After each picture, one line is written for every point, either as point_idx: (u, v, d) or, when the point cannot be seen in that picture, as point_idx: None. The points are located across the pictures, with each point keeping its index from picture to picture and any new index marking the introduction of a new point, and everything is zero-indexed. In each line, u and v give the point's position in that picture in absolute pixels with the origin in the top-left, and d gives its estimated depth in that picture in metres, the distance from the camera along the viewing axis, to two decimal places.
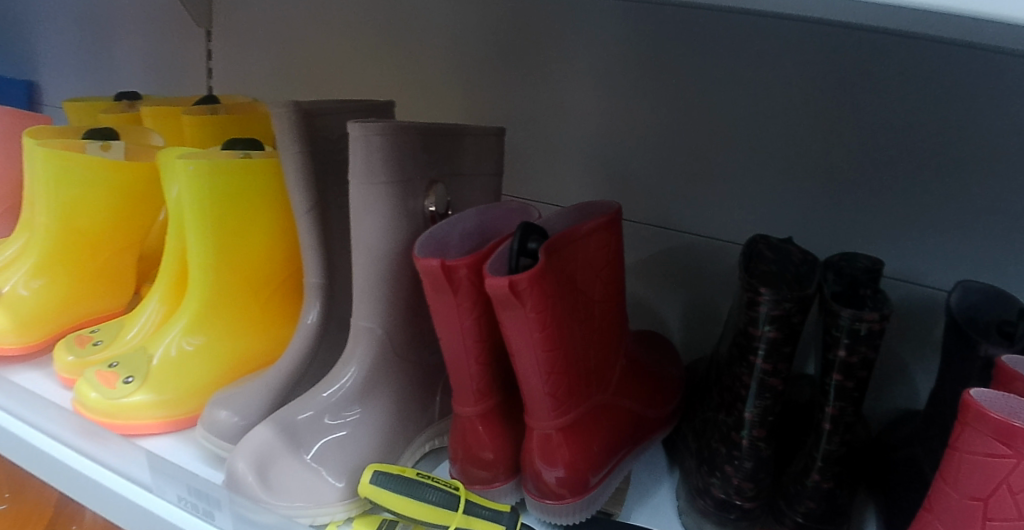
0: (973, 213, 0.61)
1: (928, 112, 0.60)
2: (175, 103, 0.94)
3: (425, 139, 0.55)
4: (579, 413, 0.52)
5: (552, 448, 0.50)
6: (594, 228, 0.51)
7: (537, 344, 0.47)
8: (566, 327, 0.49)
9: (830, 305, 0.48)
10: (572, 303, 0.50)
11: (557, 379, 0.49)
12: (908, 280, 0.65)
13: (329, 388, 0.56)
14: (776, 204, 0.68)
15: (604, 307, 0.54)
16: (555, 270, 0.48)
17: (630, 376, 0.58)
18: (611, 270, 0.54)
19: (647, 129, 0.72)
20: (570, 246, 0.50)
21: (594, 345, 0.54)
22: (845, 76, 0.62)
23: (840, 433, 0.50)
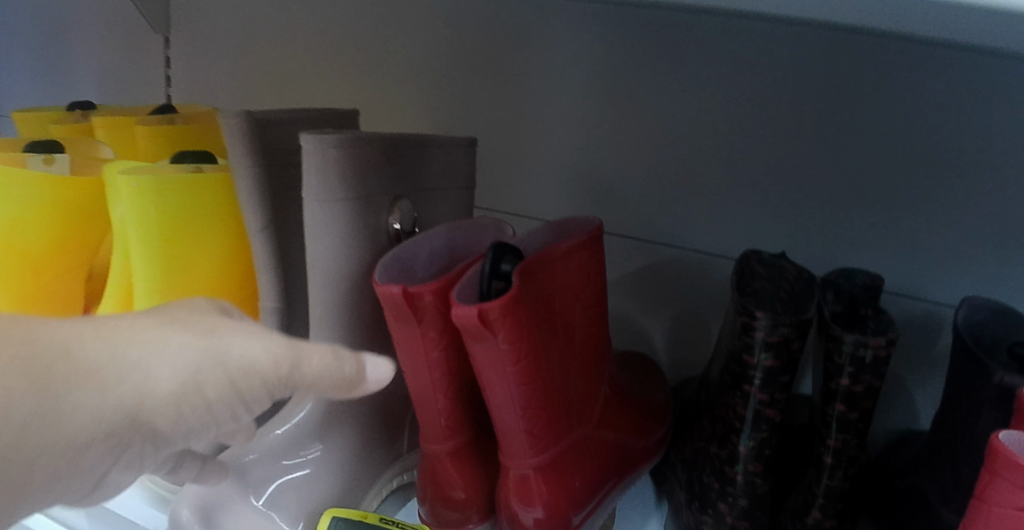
0: (972, 224, 0.58)
1: (922, 120, 0.57)
2: (130, 112, 0.89)
3: (385, 152, 0.50)
4: (559, 450, 0.47)
5: (530, 489, 0.46)
6: (573, 247, 0.47)
7: (511, 379, 0.42)
8: (543, 357, 0.44)
9: (831, 330, 0.44)
10: (549, 330, 0.46)
11: (534, 414, 0.44)
12: (906, 296, 0.62)
13: (281, 426, 0.50)
14: (765, 215, 0.65)
15: (585, 333, 0.50)
16: (531, 295, 0.43)
17: (614, 404, 0.54)
18: (593, 291, 0.50)
19: (629, 137, 0.68)
20: (547, 269, 0.45)
21: (575, 374, 0.49)
22: (836, 81, 0.59)
23: (842, 468, 0.45)
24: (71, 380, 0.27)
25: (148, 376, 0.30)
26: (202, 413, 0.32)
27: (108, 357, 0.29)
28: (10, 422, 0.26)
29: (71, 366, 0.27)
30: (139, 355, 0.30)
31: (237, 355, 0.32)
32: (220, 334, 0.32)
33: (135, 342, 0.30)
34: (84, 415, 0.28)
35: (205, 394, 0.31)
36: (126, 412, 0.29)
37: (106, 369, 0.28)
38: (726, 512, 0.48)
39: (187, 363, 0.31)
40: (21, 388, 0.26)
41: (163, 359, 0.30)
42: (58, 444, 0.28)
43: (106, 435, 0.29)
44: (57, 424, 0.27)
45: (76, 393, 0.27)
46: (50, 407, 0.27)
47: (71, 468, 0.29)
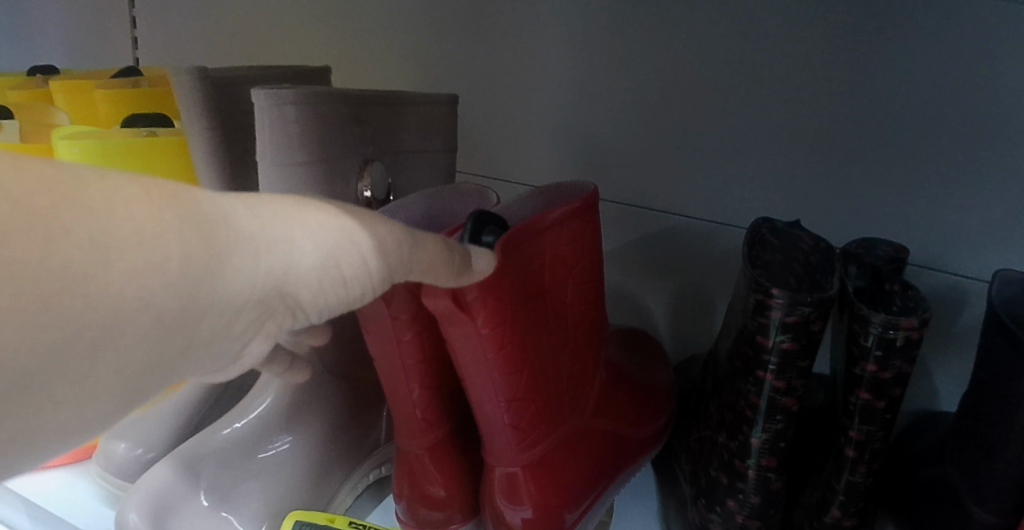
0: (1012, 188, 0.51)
1: (953, 67, 0.50)
2: (92, 75, 0.83)
3: (351, 109, 0.44)
4: (549, 444, 0.43)
5: (517, 489, 0.41)
6: (563, 217, 0.41)
7: (492, 368, 0.37)
8: (528, 343, 0.39)
9: (855, 309, 0.39)
10: (536, 311, 0.40)
11: (519, 407, 0.39)
12: (935, 268, 0.55)
13: (242, 418, 0.45)
14: (773, 181, 0.58)
15: (578, 314, 0.45)
16: (513, 272, 0.38)
17: (612, 390, 0.49)
18: (587, 267, 0.44)
19: (623, 96, 0.62)
20: (532, 242, 0.40)
21: (567, 360, 0.44)
22: (857, 26, 0.51)
23: (866, 462, 0.41)
24: (221, 240, 0.20)
25: (297, 249, 0.23)
26: (337, 291, 0.26)
27: (255, 222, 0.22)
28: (179, 289, 0.19)
29: (224, 230, 0.21)
30: (284, 223, 0.23)
31: (368, 234, 0.26)
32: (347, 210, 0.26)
33: (276, 214, 0.23)
34: (232, 290, 0.21)
35: (342, 272, 0.25)
36: (268, 286, 0.23)
37: (253, 239, 0.22)
38: (735, 510, 0.43)
39: (326, 237, 0.24)
40: (174, 249, 0.19)
41: (308, 228, 0.24)
42: (208, 317, 0.21)
43: (249, 316, 0.23)
44: (212, 292, 0.20)
45: (230, 260, 0.21)
46: (211, 274, 0.20)
47: (211, 349, 0.22)
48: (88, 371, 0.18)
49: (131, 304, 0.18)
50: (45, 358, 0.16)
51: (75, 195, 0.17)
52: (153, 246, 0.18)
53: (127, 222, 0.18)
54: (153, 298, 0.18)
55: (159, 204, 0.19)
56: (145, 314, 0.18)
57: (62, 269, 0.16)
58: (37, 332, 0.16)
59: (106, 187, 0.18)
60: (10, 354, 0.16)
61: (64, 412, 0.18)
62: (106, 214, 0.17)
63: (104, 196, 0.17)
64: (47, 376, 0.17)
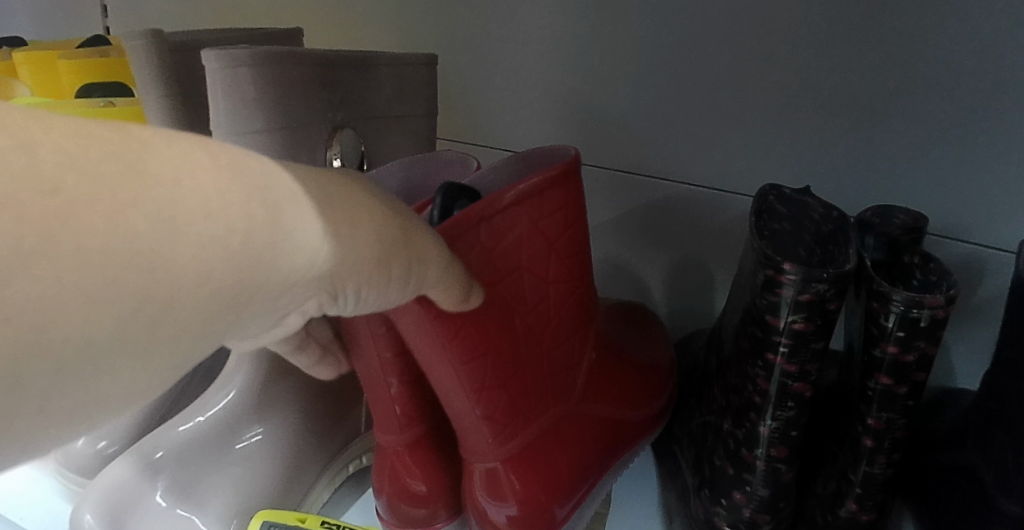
0: None
1: (976, 12, 0.43)
2: (59, 45, 0.78)
3: (316, 70, 0.40)
4: (532, 433, 0.40)
5: (499, 484, 0.38)
6: (543, 184, 0.36)
7: (450, 357, 0.34)
8: (491, 329, 0.35)
9: (875, 284, 0.35)
10: (510, 292, 0.36)
11: (487, 398, 0.36)
12: (957, 238, 0.49)
13: (206, 410, 0.43)
14: (774, 144, 0.53)
15: (568, 293, 0.40)
16: (473, 252, 0.34)
17: (611, 369, 0.46)
18: (576, 240, 0.39)
19: (614, 55, 0.57)
20: (504, 215, 0.34)
21: (552, 343, 0.40)
22: None
23: (885, 453, 0.37)
24: (290, 216, 0.21)
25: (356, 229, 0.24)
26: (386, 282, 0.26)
27: (316, 202, 0.23)
28: (238, 261, 0.20)
29: (286, 209, 0.21)
30: (341, 208, 0.24)
31: (428, 237, 0.28)
32: (393, 203, 0.27)
33: (344, 198, 0.24)
34: (289, 265, 0.22)
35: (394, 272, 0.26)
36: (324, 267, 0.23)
37: (319, 218, 0.22)
38: (743, 503, 0.40)
39: (384, 225, 0.25)
40: (237, 218, 0.19)
41: (356, 213, 0.24)
42: (264, 288, 0.21)
43: (297, 290, 0.23)
44: (273, 264, 0.21)
45: (293, 236, 0.21)
46: (270, 254, 0.21)
47: (260, 315, 0.22)
48: (147, 340, 0.18)
49: (196, 271, 0.18)
50: (109, 328, 0.17)
51: (144, 166, 0.17)
52: (213, 221, 0.19)
53: (196, 195, 0.18)
54: (214, 266, 0.19)
55: (224, 177, 0.19)
56: (200, 288, 0.18)
57: (130, 232, 0.16)
58: (111, 297, 0.16)
59: (178, 161, 0.18)
60: (81, 319, 0.16)
61: (120, 384, 0.18)
62: (175, 186, 0.18)
63: (176, 171, 0.18)
64: (111, 343, 0.17)
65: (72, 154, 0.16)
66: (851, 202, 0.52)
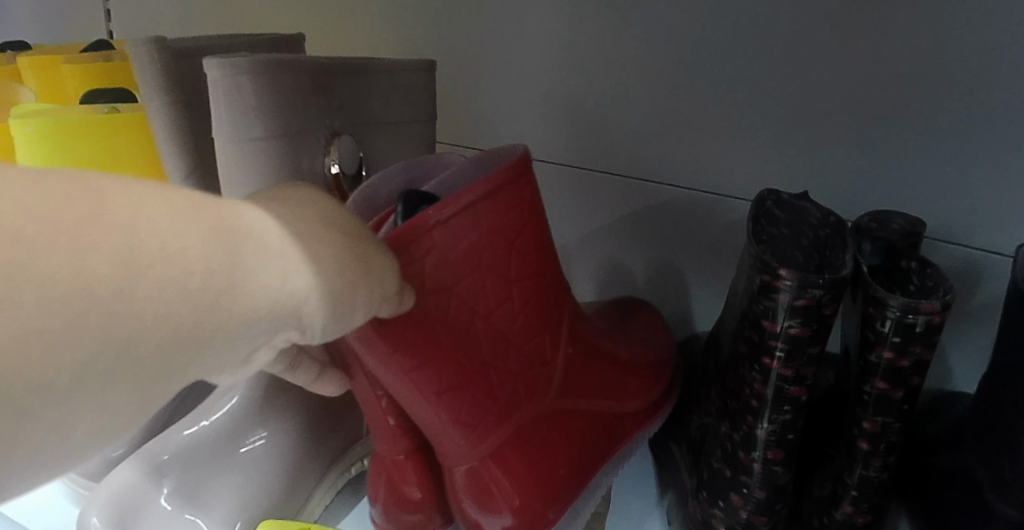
0: None
1: (969, 19, 0.44)
2: (65, 50, 0.79)
3: (314, 78, 0.40)
4: (511, 431, 0.40)
5: (484, 484, 0.39)
6: (495, 183, 0.35)
7: (399, 363, 0.35)
8: (446, 332, 0.36)
9: (871, 290, 0.35)
10: (472, 294, 0.36)
11: (451, 398, 0.37)
12: (951, 242, 0.50)
13: (210, 416, 0.43)
14: (771, 150, 0.54)
15: (535, 295, 0.40)
16: (429, 257, 0.34)
17: (597, 363, 0.45)
18: (535, 239, 0.39)
19: (612, 61, 0.58)
20: (460, 218, 0.35)
21: (531, 345, 0.40)
22: None
23: (881, 456, 0.38)
24: (248, 256, 0.21)
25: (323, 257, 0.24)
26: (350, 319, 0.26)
27: (278, 236, 0.23)
28: (199, 303, 0.20)
29: (249, 244, 0.22)
30: (308, 238, 0.24)
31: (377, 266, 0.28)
32: (357, 229, 0.27)
33: (299, 232, 0.24)
34: (253, 304, 0.22)
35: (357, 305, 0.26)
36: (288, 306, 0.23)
37: (279, 256, 0.23)
38: (740, 505, 0.41)
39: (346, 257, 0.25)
40: (197, 261, 0.20)
41: (319, 245, 0.24)
42: (230, 329, 0.21)
43: (266, 328, 0.23)
44: (234, 305, 0.21)
45: (254, 275, 0.21)
46: (239, 289, 0.21)
47: (229, 358, 0.22)
48: (102, 384, 0.18)
49: (151, 315, 0.18)
50: (76, 371, 0.17)
51: (96, 214, 0.18)
52: (177, 261, 0.19)
53: (150, 239, 0.19)
54: (171, 310, 0.19)
55: (179, 219, 0.20)
56: (163, 326, 0.19)
57: (81, 280, 0.17)
58: (65, 344, 0.17)
59: (139, 205, 0.19)
60: (35, 367, 0.16)
61: (75, 429, 0.18)
62: (128, 232, 0.18)
63: (136, 214, 0.19)
64: (68, 389, 0.17)
65: (25, 205, 0.16)
66: (847, 206, 0.52)
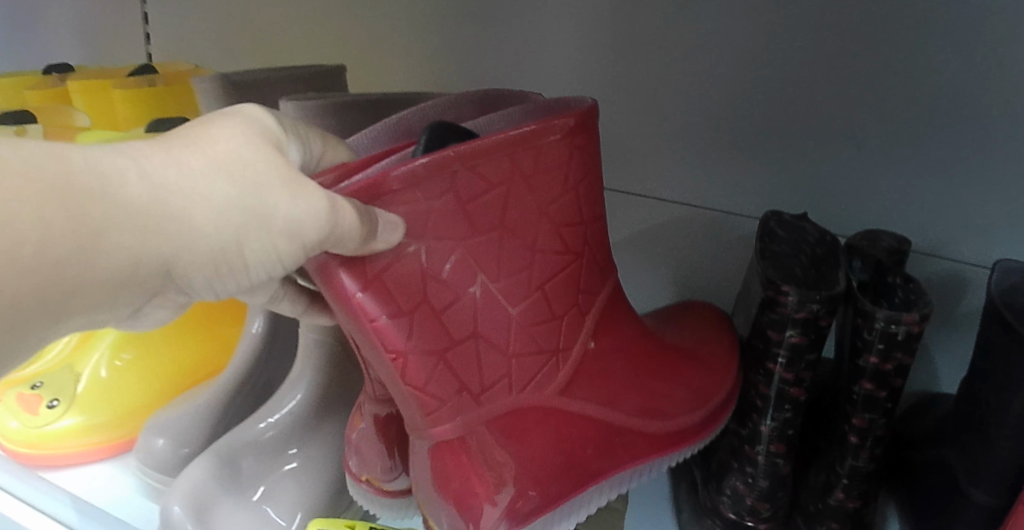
0: (1016, 180, 0.51)
1: (960, 65, 0.49)
2: (111, 73, 0.84)
3: (372, 110, 0.45)
4: (496, 409, 0.39)
5: (456, 462, 0.38)
6: (534, 135, 0.36)
7: (365, 309, 0.34)
8: (436, 290, 0.35)
9: (861, 303, 0.41)
10: (483, 253, 0.36)
11: (406, 369, 0.36)
12: (938, 256, 0.56)
13: (273, 415, 0.49)
14: (778, 174, 0.58)
15: (563, 264, 0.39)
16: (441, 198, 0.34)
17: (657, 367, 0.45)
18: (570, 208, 0.39)
19: (630, 93, 0.61)
20: (488, 163, 0.35)
21: (543, 322, 0.39)
22: (860, 23, 0.51)
23: (868, 448, 0.43)
24: (95, 217, 0.24)
25: (187, 219, 0.26)
26: (241, 267, 0.29)
27: (139, 193, 0.25)
28: (43, 261, 0.23)
29: (96, 205, 0.24)
30: (177, 196, 0.26)
31: (284, 213, 0.28)
32: (256, 171, 0.28)
33: (175, 189, 0.26)
34: (112, 259, 0.25)
35: (245, 254, 0.29)
36: (156, 260, 0.26)
37: (138, 217, 0.25)
38: (745, 493, 0.46)
39: (230, 210, 0.27)
40: (37, 223, 0.22)
41: (188, 202, 0.26)
42: (90, 279, 0.25)
43: (136, 276, 0.26)
44: (89, 261, 0.24)
45: (105, 234, 0.24)
46: (75, 250, 0.24)
47: (106, 301, 0.26)
48: None
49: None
50: None
51: None
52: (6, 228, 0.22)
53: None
54: (16, 272, 0.22)
55: (17, 185, 0.22)
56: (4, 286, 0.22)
57: None
58: None
59: None
60: None
61: None
62: None
63: None
64: None
65: None
66: (846, 224, 0.58)
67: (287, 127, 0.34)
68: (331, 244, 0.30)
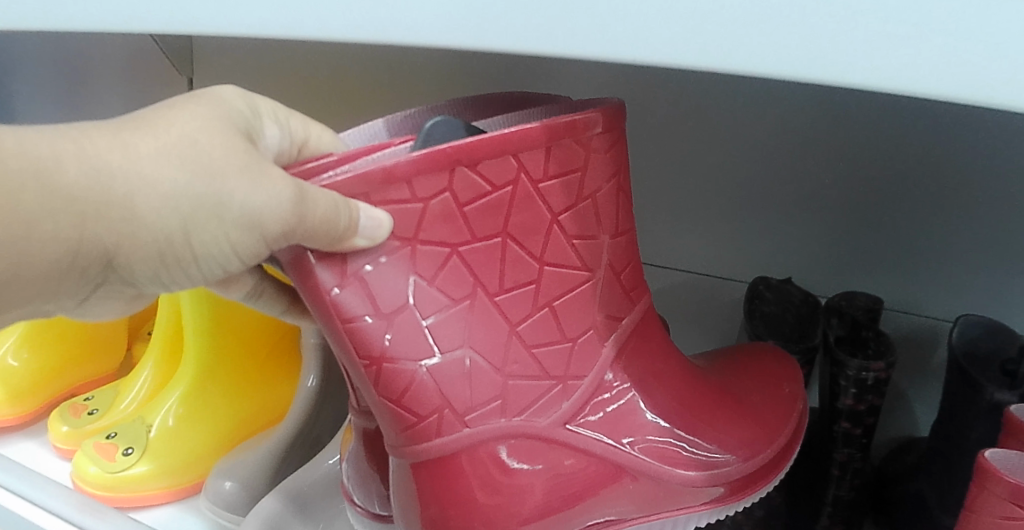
0: (975, 251, 0.61)
1: (925, 162, 0.59)
2: None
3: None
4: (480, 439, 0.36)
5: (442, 487, 0.37)
6: (548, 136, 0.32)
7: (344, 307, 0.33)
8: (425, 299, 0.33)
9: (836, 355, 0.48)
10: (480, 261, 0.33)
11: (381, 376, 0.34)
12: (909, 312, 0.65)
13: (336, 455, 0.56)
14: (774, 245, 0.68)
15: (573, 285, 0.35)
16: (434, 199, 0.31)
17: (697, 405, 0.40)
18: (586, 218, 0.35)
19: (643, 178, 0.70)
20: (493, 166, 0.31)
21: (545, 348, 0.35)
22: (840, 127, 0.61)
23: (849, 479, 0.51)
24: (33, 203, 0.25)
25: (131, 206, 0.27)
26: (193, 251, 0.30)
27: (78, 177, 0.26)
28: None
29: (32, 188, 0.25)
30: (120, 180, 0.27)
31: (237, 203, 0.29)
32: (211, 160, 0.29)
33: (118, 173, 0.27)
34: (49, 241, 0.27)
35: (195, 240, 0.30)
36: (100, 243, 0.28)
37: (78, 202, 0.26)
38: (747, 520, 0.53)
39: (177, 198, 0.28)
40: None
41: (133, 188, 0.27)
42: (31, 257, 0.27)
43: (75, 256, 0.28)
44: (26, 243, 0.26)
45: (40, 219, 0.26)
46: (9, 236, 0.25)
47: (55, 277, 0.28)
48: None
49: None
50: None
51: None
52: None
53: None
54: None
55: None
56: None
57: None
58: None
59: None
60: None
61: None
62: None
63: None
64: None
65: None
66: (829, 286, 0.67)
67: (264, 111, 0.36)
68: (295, 239, 0.30)
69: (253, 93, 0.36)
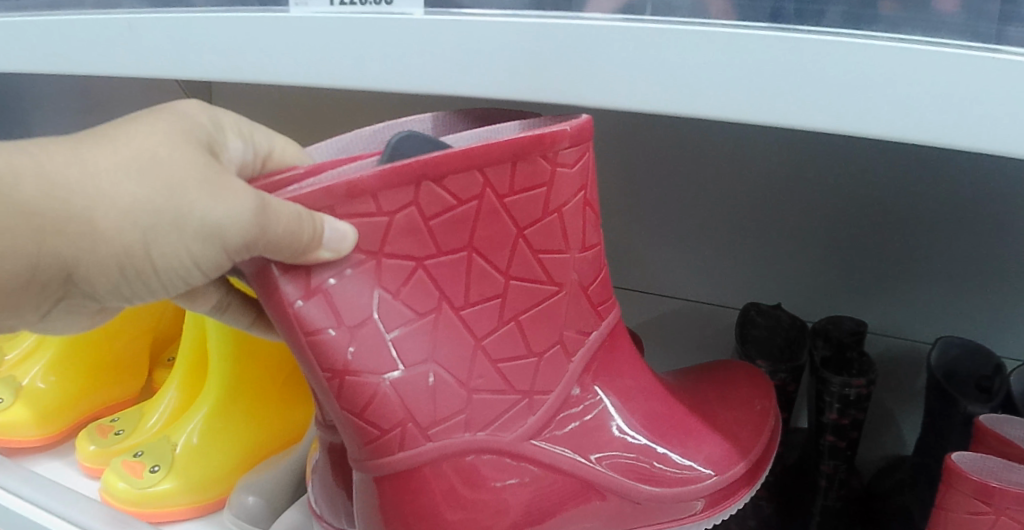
0: (952, 279, 0.65)
1: (902, 197, 0.64)
2: None
3: None
4: (441, 453, 0.39)
5: (457, 491, 0.40)
6: (513, 152, 0.35)
7: (308, 320, 0.35)
8: (387, 312, 0.36)
9: (821, 373, 0.53)
10: (445, 274, 0.37)
11: (342, 388, 0.37)
12: (890, 334, 0.69)
13: None
14: (765, 273, 0.72)
15: (538, 298, 0.39)
16: (399, 212, 0.34)
17: (664, 422, 0.44)
18: (552, 233, 0.38)
19: (643, 212, 0.75)
20: (457, 181, 0.35)
21: (508, 362, 0.39)
22: (824, 166, 0.65)
23: (835, 489, 0.54)
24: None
25: (90, 218, 0.30)
26: (156, 263, 0.32)
27: (35, 191, 0.29)
28: None
29: None
30: (78, 193, 0.30)
31: (195, 215, 0.31)
32: (170, 172, 0.31)
33: (78, 186, 0.30)
34: (13, 248, 0.29)
35: (157, 252, 0.32)
36: (64, 253, 0.31)
37: (38, 214, 0.29)
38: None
39: (135, 210, 0.30)
40: None
41: (90, 200, 0.30)
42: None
43: (40, 262, 0.31)
44: None
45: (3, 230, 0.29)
46: None
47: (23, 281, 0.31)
48: None
49: None
50: None
51: None
52: None
53: None
54: None
55: None
56: None
57: None
58: None
59: None
60: None
61: None
62: None
63: None
64: None
65: None
66: (817, 312, 0.72)
67: (229, 125, 0.38)
68: (259, 250, 0.32)
69: (218, 110, 0.39)
